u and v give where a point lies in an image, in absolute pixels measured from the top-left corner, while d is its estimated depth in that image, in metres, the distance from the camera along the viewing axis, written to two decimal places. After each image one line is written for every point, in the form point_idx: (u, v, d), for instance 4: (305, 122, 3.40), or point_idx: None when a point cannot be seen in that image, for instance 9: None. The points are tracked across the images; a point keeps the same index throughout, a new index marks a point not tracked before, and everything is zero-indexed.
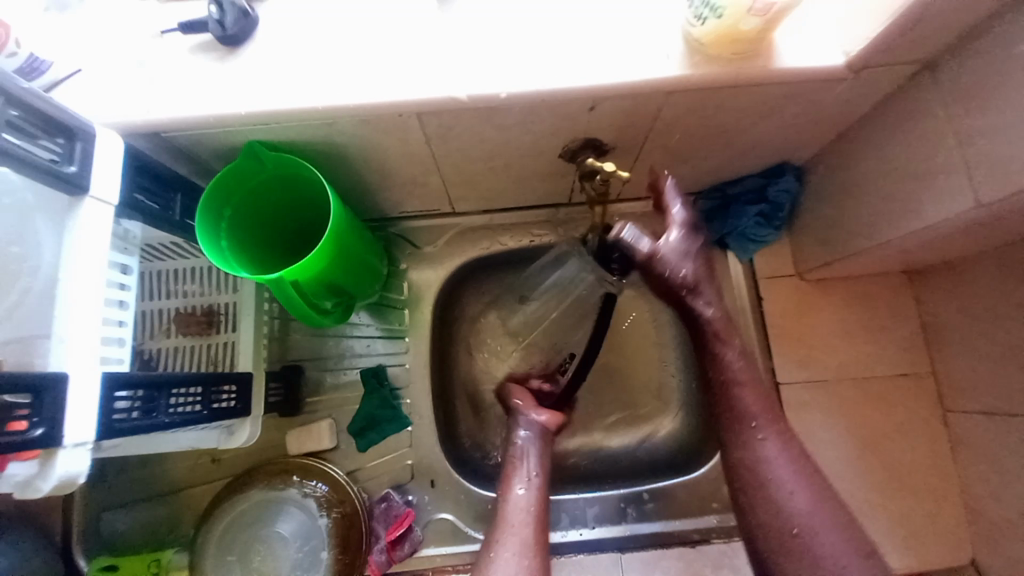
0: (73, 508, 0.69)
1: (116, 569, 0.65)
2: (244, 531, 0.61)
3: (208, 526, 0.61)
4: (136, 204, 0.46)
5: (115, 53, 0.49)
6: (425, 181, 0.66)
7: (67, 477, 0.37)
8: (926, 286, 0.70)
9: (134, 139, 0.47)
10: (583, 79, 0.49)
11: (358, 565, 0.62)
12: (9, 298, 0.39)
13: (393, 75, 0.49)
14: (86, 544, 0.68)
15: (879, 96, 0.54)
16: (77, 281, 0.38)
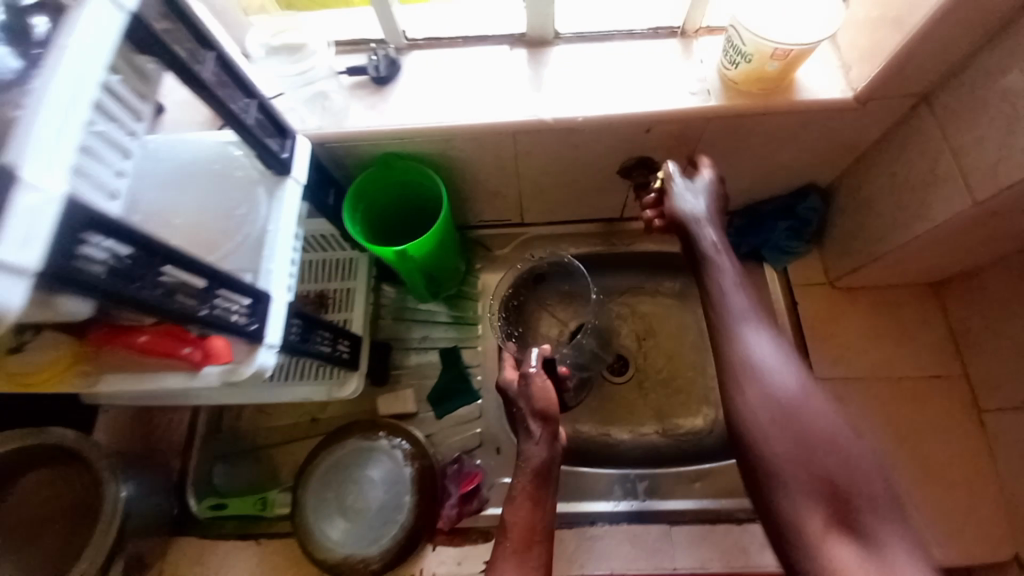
0: (191, 459, 0.80)
1: (226, 506, 0.75)
2: (341, 474, 0.72)
3: (311, 466, 0.74)
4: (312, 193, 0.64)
5: (295, 84, 0.66)
6: (505, 194, 0.81)
7: (262, 366, 0.49)
8: (950, 296, 0.77)
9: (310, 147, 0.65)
10: (641, 108, 0.64)
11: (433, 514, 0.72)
12: (233, 242, 0.52)
13: (498, 104, 0.66)
14: (196, 487, 0.79)
15: (887, 125, 0.65)
16: (280, 234, 0.52)
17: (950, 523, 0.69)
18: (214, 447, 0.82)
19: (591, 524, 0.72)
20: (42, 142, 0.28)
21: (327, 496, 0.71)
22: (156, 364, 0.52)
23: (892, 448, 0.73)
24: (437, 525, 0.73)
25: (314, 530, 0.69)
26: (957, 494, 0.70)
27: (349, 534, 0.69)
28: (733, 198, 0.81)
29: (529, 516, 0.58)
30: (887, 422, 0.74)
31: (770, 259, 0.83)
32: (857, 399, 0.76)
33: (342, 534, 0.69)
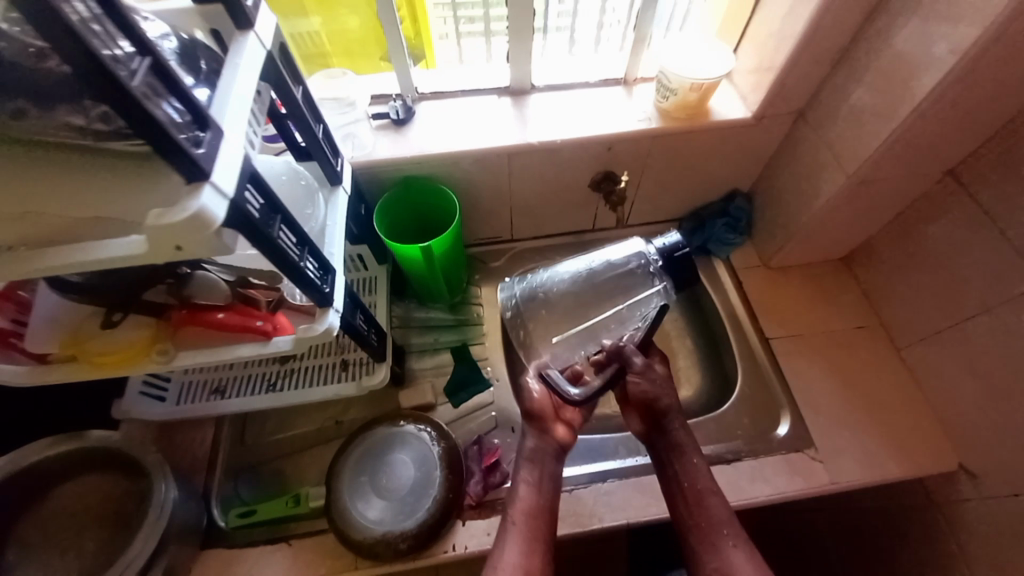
0: (216, 473, 0.82)
1: (257, 511, 0.77)
2: (373, 460, 0.78)
3: (341, 459, 0.78)
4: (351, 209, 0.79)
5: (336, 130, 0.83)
6: (499, 212, 0.97)
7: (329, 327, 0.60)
8: (855, 265, 0.98)
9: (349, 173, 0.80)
10: (603, 131, 0.84)
11: (461, 488, 0.77)
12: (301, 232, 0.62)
13: (494, 135, 0.84)
14: (221, 498, 0.81)
15: (780, 136, 0.89)
16: (337, 226, 0.65)
17: (896, 440, 0.84)
18: (241, 459, 0.85)
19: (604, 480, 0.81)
20: (233, 114, 0.42)
21: (362, 480, 0.76)
22: (227, 336, 0.60)
23: (839, 387, 0.89)
24: (466, 501, 0.78)
25: (350, 513, 0.74)
26: (895, 416, 0.86)
27: (385, 513, 0.74)
28: (680, 205, 1.02)
29: (533, 496, 0.69)
30: (829, 366, 0.91)
31: (716, 251, 1.02)
32: (803, 352, 0.92)
33: (378, 514, 0.74)
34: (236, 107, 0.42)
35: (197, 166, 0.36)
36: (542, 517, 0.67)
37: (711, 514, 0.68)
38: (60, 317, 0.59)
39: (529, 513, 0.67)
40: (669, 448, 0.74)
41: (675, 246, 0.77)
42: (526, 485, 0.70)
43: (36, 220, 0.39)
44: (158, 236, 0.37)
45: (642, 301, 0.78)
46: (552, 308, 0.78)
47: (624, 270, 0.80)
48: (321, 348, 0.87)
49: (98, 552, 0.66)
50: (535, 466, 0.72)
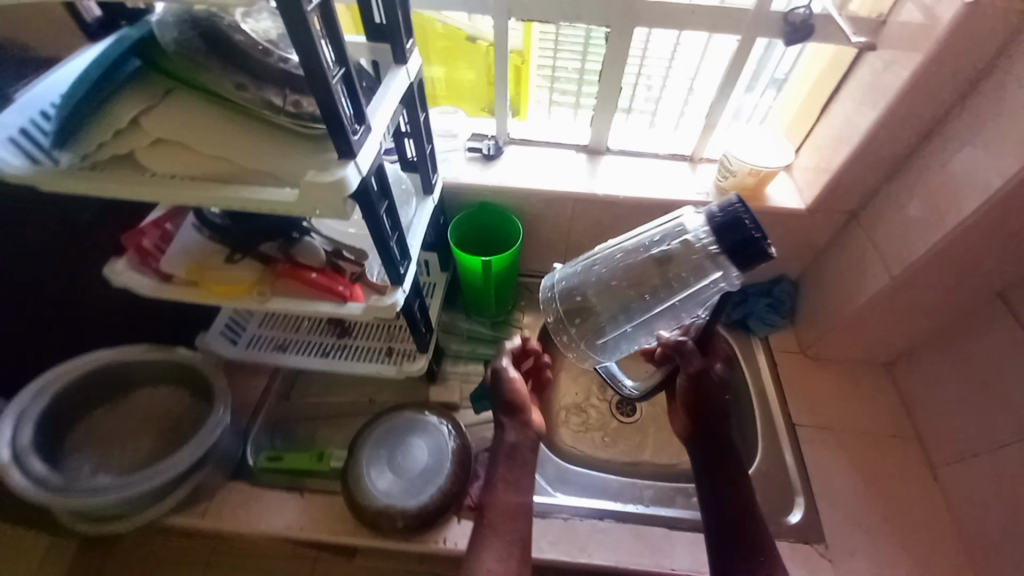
0: (260, 419, 0.91)
1: (283, 459, 0.85)
2: (393, 436, 0.85)
3: (364, 432, 0.86)
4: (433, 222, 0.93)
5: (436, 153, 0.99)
6: (556, 249, 1.07)
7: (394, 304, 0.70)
8: (897, 372, 0.98)
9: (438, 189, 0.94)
10: (663, 196, 0.94)
11: (465, 486, 0.82)
12: None
13: (567, 181, 0.96)
14: (257, 440, 0.89)
15: (830, 233, 0.95)
16: (420, 225, 0.78)
17: (915, 558, 0.80)
18: (284, 413, 0.94)
19: (598, 518, 0.82)
20: (381, 117, 0.55)
21: (380, 451, 0.83)
22: (314, 293, 0.72)
23: (862, 489, 0.86)
24: (466, 501, 0.83)
25: (364, 480, 0.80)
26: (917, 535, 0.82)
27: (394, 486, 0.79)
28: None
29: (511, 499, 0.72)
30: (854, 465, 0.89)
31: (755, 328, 1.05)
32: (828, 444, 0.91)
33: (389, 484, 0.80)
34: (383, 114, 0.56)
35: (350, 147, 0.49)
36: (519, 522, 0.70)
37: (758, 541, 0.67)
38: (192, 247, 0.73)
39: (509, 517, 0.70)
40: (720, 469, 0.74)
41: (719, 214, 0.57)
42: (508, 488, 0.73)
43: (224, 164, 0.52)
44: (308, 190, 0.48)
45: (689, 302, 0.69)
46: (604, 288, 0.71)
47: (664, 260, 0.65)
48: (373, 334, 0.99)
49: (154, 453, 0.73)
50: (509, 481, 0.74)
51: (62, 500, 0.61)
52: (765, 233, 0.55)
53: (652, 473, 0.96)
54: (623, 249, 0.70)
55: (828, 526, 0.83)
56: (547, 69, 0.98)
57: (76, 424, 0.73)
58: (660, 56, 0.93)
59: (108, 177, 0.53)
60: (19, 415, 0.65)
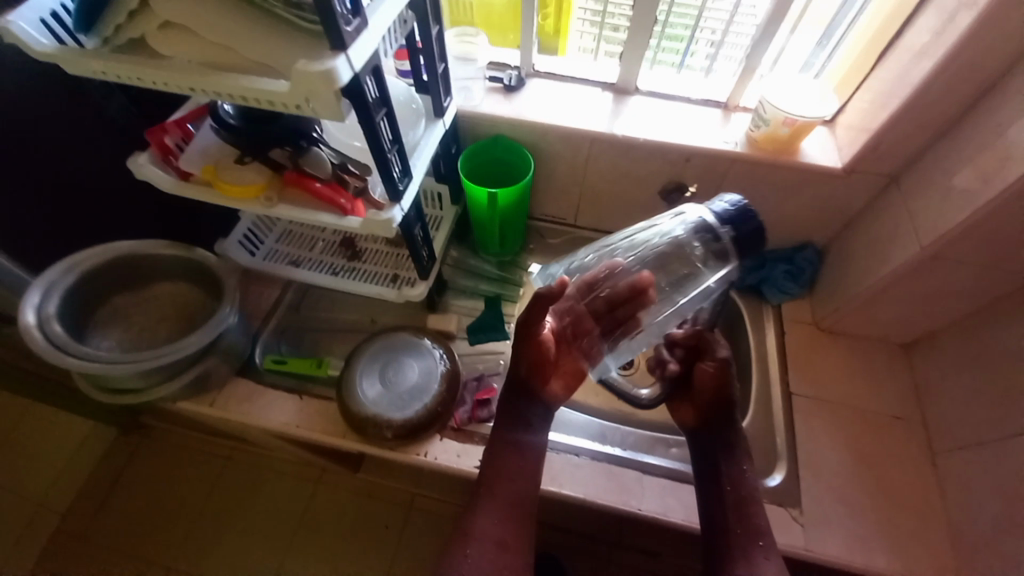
0: (269, 325, 0.97)
1: (285, 363, 0.90)
2: (387, 355, 0.89)
3: (360, 349, 0.90)
4: (445, 150, 0.92)
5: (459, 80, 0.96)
6: (570, 194, 1.04)
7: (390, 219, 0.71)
8: (915, 355, 0.92)
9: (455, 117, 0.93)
10: (686, 142, 0.89)
11: (450, 408, 0.85)
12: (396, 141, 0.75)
13: (587, 120, 0.92)
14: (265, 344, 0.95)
15: (866, 198, 0.88)
16: (425, 146, 0.77)
17: (893, 536, 0.78)
18: (293, 324, 0.99)
19: (574, 454, 0.84)
20: (382, 15, 0.54)
21: (374, 367, 0.87)
22: (318, 204, 0.73)
23: (849, 464, 0.84)
24: (450, 422, 0.86)
25: (355, 391, 0.84)
26: (900, 514, 0.80)
27: (384, 398, 0.84)
28: None
29: (513, 459, 0.76)
30: (846, 440, 0.86)
31: (769, 295, 1.01)
32: (823, 417, 0.89)
33: (379, 397, 0.84)
34: (385, 12, 0.55)
35: (344, 40, 0.49)
36: (519, 479, 0.74)
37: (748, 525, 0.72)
38: (209, 151, 0.75)
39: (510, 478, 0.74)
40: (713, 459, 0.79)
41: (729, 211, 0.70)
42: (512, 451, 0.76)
43: (223, 51, 0.53)
44: (300, 81, 0.49)
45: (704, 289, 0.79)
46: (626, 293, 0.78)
47: (677, 250, 0.75)
48: (381, 259, 1.02)
49: (168, 339, 0.79)
50: (509, 419, 0.79)
51: (79, 364, 0.67)
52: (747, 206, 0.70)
53: (638, 424, 0.97)
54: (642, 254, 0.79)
55: (806, 493, 0.82)
56: (597, 13, 0.93)
57: (101, 304, 0.79)
58: (721, 6, 0.87)
59: (120, 57, 0.55)
60: (50, 285, 0.71)
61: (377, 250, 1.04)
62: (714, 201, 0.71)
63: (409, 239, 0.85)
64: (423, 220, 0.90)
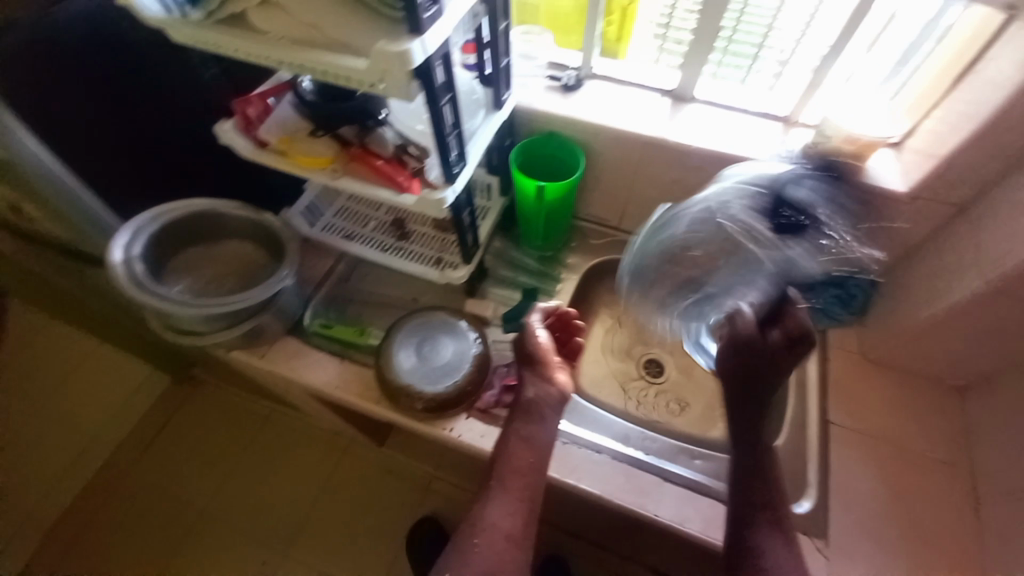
0: (321, 291, 1.03)
1: (332, 328, 0.96)
2: (423, 331, 0.92)
3: (399, 323, 0.94)
4: (499, 141, 0.95)
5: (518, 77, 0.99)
6: (618, 195, 1.05)
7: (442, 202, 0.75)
8: (969, 397, 0.87)
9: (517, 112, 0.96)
10: (742, 153, 0.88)
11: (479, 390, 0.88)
12: None
13: (643, 123, 0.93)
14: (316, 307, 1.00)
15: (930, 226, 0.84)
16: (481, 135, 0.81)
17: None
18: (343, 292, 1.05)
19: (594, 450, 0.85)
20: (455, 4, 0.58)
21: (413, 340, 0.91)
22: (378, 179, 0.78)
23: (882, 500, 0.80)
24: (477, 403, 0.89)
25: (393, 361, 0.88)
26: (934, 560, 0.76)
27: (422, 369, 0.87)
28: None
29: (525, 453, 0.76)
30: (881, 475, 0.83)
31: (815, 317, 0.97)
32: (858, 448, 0.85)
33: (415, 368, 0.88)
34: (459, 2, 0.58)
35: (419, 28, 0.53)
36: (532, 475, 0.75)
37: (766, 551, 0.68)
38: (288, 123, 0.81)
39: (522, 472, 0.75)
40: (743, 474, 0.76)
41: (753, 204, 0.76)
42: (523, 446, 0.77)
43: (309, 29, 0.58)
44: (378, 59, 0.54)
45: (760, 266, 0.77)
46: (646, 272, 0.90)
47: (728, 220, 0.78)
48: (428, 242, 1.06)
49: (230, 291, 0.86)
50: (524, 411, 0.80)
51: (156, 303, 0.75)
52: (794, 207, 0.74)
53: (662, 432, 0.97)
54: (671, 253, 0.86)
55: (832, 523, 0.79)
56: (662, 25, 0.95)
57: (176, 253, 0.87)
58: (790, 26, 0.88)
59: (217, 28, 0.61)
60: (137, 230, 0.80)
61: (425, 232, 1.08)
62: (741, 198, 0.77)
63: (458, 223, 0.89)
64: (472, 207, 0.93)
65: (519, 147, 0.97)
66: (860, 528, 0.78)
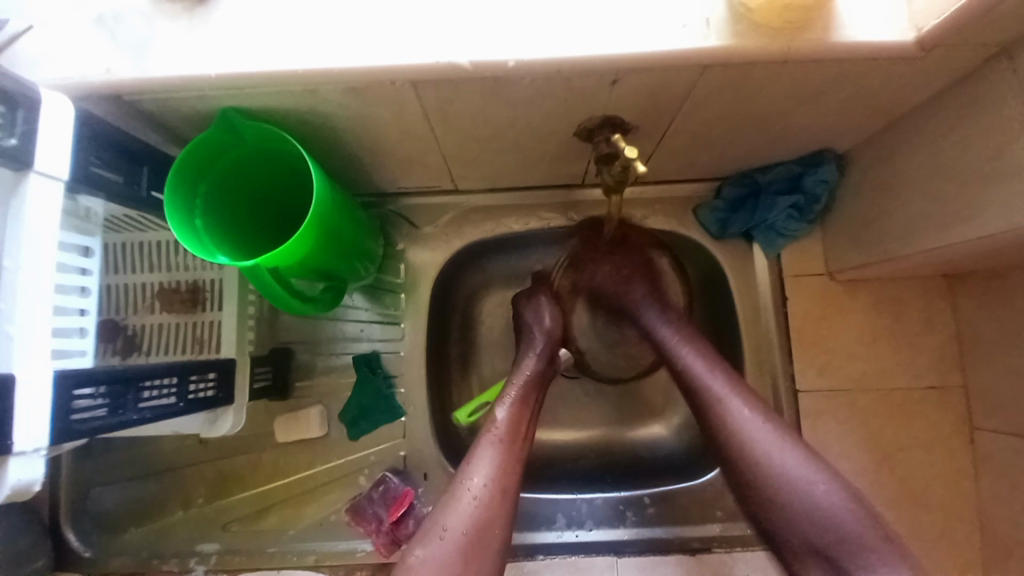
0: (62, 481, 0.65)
1: (215, 483, 0.68)
2: None
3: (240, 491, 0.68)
4: (94, 178, 0.44)
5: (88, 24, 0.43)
6: (423, 159, 0.59)
7: (20, 485, 0.37)
8: (965, 292, 0.63)
9: (142, 99, 0.44)
10: (602, 49, 0.41)
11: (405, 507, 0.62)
12: None
13: (382, 34, 0.42)
14: (78, 522, 0.66)
15: (950, 77, 0.46)
16: (27, 266, 0.37)
17: (915, 552, 0.62)
18: (88, 471, 0.66)
19: (530, 557, 0.64)
20: None
21: None
22: None
23: (867, 465, 0.64)
24: (375, 555, 0.63)
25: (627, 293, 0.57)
26: (926, 519, 0.62)
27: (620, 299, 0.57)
28: (720, 166, 0.63)
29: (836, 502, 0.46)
30: (865, 437, 0.64)
31: (763, 241, 0.67)
32: (837, 413, 0.65)
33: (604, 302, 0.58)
34: None
35: None
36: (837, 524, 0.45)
37: None
38: None
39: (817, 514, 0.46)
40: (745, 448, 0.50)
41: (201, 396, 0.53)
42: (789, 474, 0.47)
43: None
44: None
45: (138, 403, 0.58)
46: (203, 379, 0.53)
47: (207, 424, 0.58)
48: (171, 338, 0.57)
49: None
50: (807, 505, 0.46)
51: None
52: (223, 386, 0.56)
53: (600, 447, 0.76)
54: (190, 388, 0.51)
55: None
56: None
57: None
58: None
59: None
60: None
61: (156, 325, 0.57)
62: (163, 386, 0.48)
63: (83, 436, 0.41)
64: (107, 380, 0.42)
65: (230, 145, 0.48)
66: None
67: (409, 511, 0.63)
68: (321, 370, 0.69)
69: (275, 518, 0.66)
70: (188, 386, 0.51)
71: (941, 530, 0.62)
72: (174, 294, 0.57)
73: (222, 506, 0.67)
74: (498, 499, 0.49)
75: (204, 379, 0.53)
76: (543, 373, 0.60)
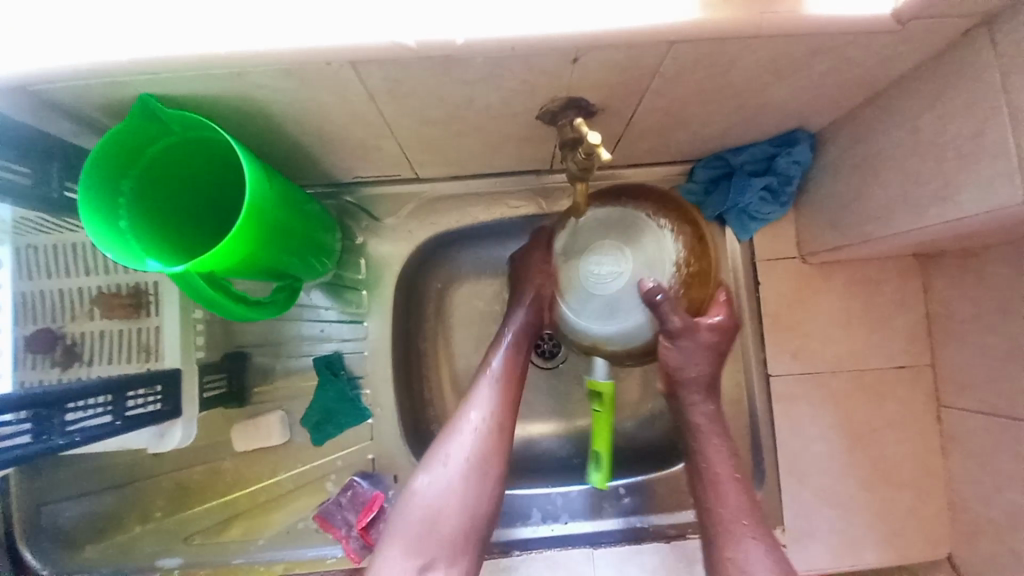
0: (9, 499, 0.62)
1: (175, 494, 0.64)
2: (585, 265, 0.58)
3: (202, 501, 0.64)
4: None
5: None
6: (379, 146, 0.55)
7: None
8: (937, 271, 0.62)
9: (49, 88, 0.39)
10: (562, 24, 0.38)
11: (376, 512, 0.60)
12: None
13: (315, 9, 0.37)
14: (34, 540, 0.62)
15: (928, 51, 0.43)
16: None
17: (882, 527, 0.63)
18: (35, 488, 0.62)
19: (507, 553, 0.63)
20: None
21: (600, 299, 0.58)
22: None
23: (839, 446, 0.64)
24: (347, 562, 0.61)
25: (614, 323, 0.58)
26: (894, 496, 0.63)
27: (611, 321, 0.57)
28: (694, 146, 0.61)
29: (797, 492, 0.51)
30: (838, 418, 0.64)
31: (735, 226, 0.65)
32: (810, 396, 0.65)
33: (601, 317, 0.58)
34: None
35: None
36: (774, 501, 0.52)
37: None
38: None
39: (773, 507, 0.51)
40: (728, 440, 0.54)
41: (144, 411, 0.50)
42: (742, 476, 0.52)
43: None
44: None
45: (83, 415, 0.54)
46: (144, 392, 0.50)
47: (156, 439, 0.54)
48: (113, 346, 0.52)
49: None
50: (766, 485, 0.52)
51: None
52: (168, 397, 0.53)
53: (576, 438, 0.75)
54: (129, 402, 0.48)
55: (775, 503, 0.64)
56: None
57: None
58: None
59: None
60: None
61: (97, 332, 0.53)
62: (95, 404, 0.44)
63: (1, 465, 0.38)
64: (27, 405, 0.39)
65: (155, 134, 0.44)
66: (822, 501, 0.64)
67: (379, 516, 0.60)
68: (280, 374, 0.66)
69: (240, 527, 0.63)
70: (126, 401, 0.48)
71: (908, 505, 0.63)
72: (113, 299, 0.52)
73: (182, 518, 0.64)
74: (497, 434, 0.53)
75: (146, 392, 0.50)
76: (533, 320, 0.59)
